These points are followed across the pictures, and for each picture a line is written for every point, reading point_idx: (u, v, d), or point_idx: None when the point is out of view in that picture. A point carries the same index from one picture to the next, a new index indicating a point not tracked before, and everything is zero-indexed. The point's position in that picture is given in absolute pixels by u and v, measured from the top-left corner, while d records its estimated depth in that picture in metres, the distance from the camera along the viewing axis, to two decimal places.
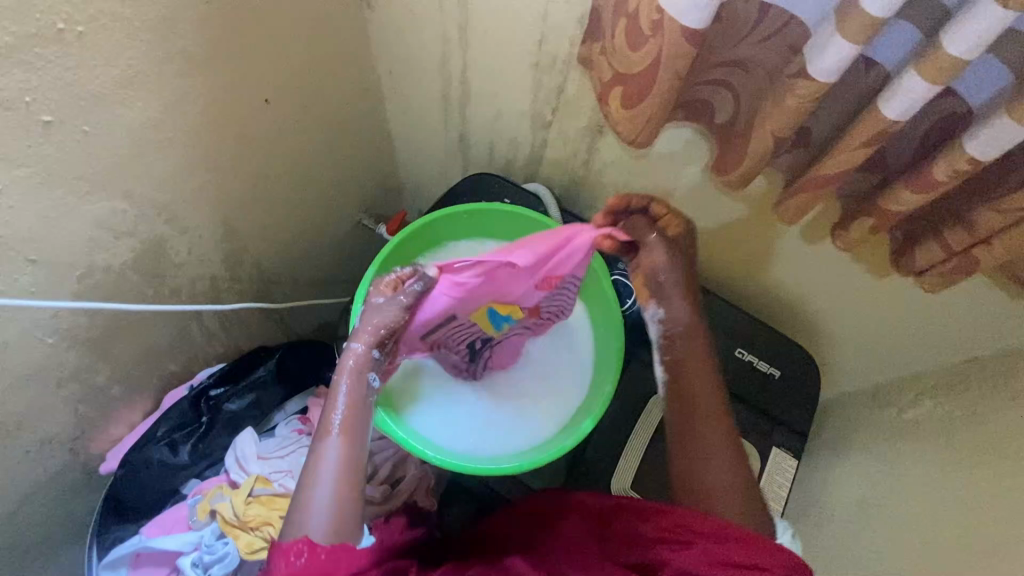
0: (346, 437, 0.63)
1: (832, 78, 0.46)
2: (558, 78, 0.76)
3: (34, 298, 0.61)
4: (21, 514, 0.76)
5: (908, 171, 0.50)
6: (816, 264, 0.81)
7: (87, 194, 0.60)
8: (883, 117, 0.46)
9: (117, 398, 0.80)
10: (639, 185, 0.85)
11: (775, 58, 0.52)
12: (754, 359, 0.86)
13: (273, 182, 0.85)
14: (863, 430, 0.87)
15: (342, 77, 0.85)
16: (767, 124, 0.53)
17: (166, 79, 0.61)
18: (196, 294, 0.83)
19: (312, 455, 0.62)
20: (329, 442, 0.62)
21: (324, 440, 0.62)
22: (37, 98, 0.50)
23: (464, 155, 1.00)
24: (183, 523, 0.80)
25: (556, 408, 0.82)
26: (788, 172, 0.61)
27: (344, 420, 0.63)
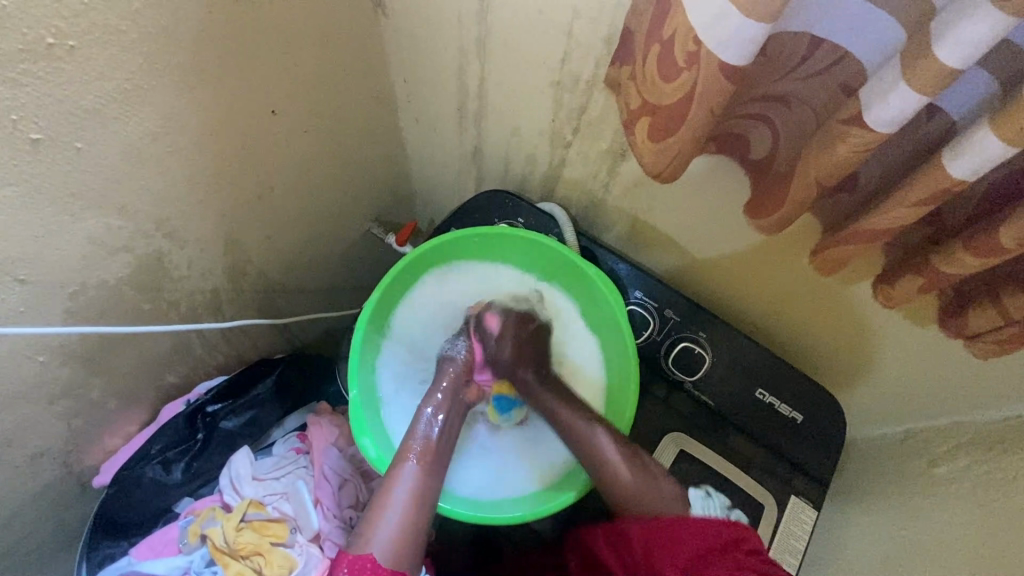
0: (424, 462, 0.70)
1: (890, 129, 0.41)
2: (581, 98, 0.71)
3: (25, 317, 0.59)
4: (11, 527, 0.74)
5: (969, 231, 0.45)
6: (847, 305, 0.75)
7: (80, 211, 0.57)
8: (947, 176, 0.41)
9: (112, 411, 0.78)
10: (661, 210, 0.80)
11: (823, 97, 0.47)
12: (775, 402, 0.80)
13: (279, 193, 0.82)
14: (887, 480, 0.81)
15: (354, 86, 0.81)
16: (810, 170, 0.48)
17: (166, 92, 0.57)
18: (195, 307, 0.80)
19: (388, 477, 0.69)
20: (406, 465, 0.70)
21: (403, 463, 0.70)
22: (25, 115, 0.47)
23: (479, 168, 0.95)
24: (173, 545, 0.78)
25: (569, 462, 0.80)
26: (832, 216, 0.56)
27: (421, 452, 0.71)
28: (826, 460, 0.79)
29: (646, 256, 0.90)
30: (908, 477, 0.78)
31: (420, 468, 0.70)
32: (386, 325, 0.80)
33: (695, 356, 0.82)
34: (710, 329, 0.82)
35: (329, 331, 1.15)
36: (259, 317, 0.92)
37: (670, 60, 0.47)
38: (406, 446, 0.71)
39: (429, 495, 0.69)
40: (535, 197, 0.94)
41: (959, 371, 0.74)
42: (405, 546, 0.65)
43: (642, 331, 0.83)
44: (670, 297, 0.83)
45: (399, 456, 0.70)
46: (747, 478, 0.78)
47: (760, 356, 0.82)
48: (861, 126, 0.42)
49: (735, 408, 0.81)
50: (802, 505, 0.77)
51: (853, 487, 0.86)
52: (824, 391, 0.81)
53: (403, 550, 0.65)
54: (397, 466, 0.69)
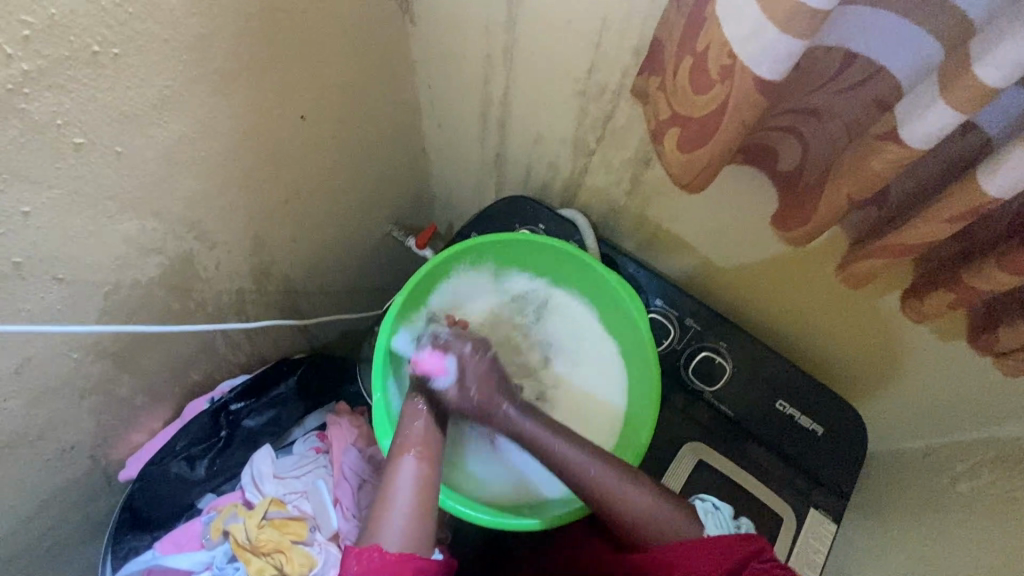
0: (422, 458, 0.69)
1: (926, 145, 0.41)
2: (606, 107, 0.72)
3: (61, 315, 0.60)
4: (41, 518, 0.76)
5: (1001, 248, 0.45)
6: (871, 318, 0.75)
7: (117, 213, 0.59)
8: (981, 192, 0.41)
9: (139, 407, 0.80)
10: (683, 219, 0.80)
11: (855, 111, 0.47)
12: (795, 413, 0.80)
13: (305, 197, 0.83)
14: (907, 494, 0.81)
15: (380, 92, 0.83)
16: (842, 185, 0.48)
17: (202, 98, 0.59)
18: (221, 307, 0.81)
19: (387, 473, 0.67)
20: (404, 460, 0.68)
21: (399, 458, 0.68)
22: (69, 121, 0.49)
23: (500, 174, 0.96)
24: (195, 540, 0.79)
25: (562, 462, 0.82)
26: (860, 230, 0.56)
27: (417, 447, 0.69)
28: (846, 473, 0.78)
29: (666, 264, 0.90)
30: (930, 492, 0.77)
31: (418, 459, 0.68)
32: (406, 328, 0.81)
33: (715, 365, 0.82)
34: (730, 339, 0.82)
35: (348, 332, 1.16)
36: (282, 318, 0.93)
37: (702, 73, 0.47)
38: (402, 443, 0.69)
39: (432, 490, 0.67)
40: (555, 203, 0.94)
41: (987, 385, 0.73)
42: (416, 533, 0.63)
43: (662, 339, 0.83)
44: (691, 306, 0.83)
45: (396, 454, 0.68)
46: (766, 489, 0.78)
47: (780, 367, 0.81)
48: (896, 142, 0.42)
49: (755, 419, 0.80)
50: (821, 519, 0.76)
51: (873, 502, 0.85)
52: (846, 404, 0.80)
53: (411, 546, 0.62)
54: (394, 465, 0.67)
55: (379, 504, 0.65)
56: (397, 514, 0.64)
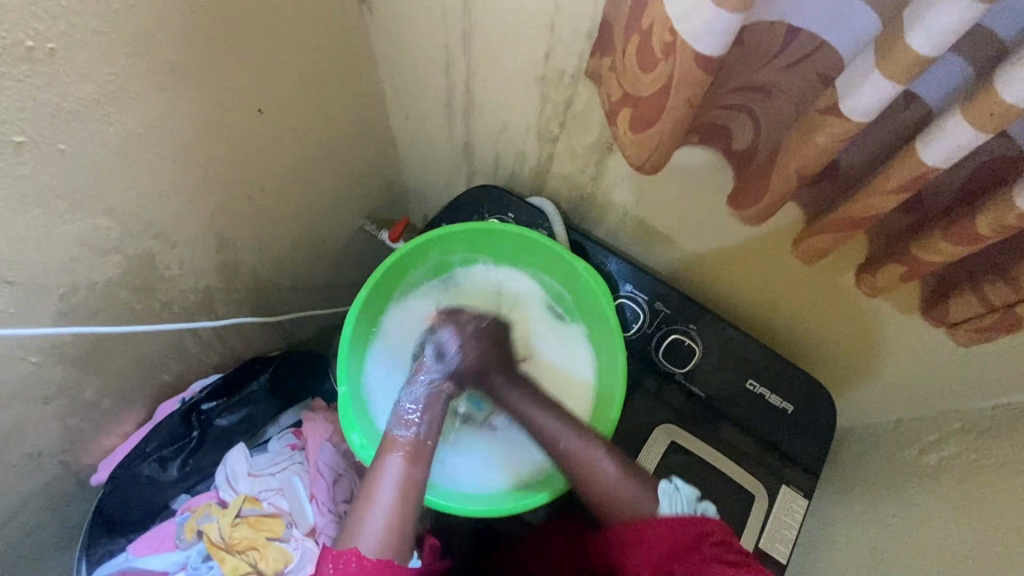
0: (408, 461, 0.69)
1: (866, 117, 0.41)
2: (566, 92, 0.71)
3: (15, 317, 0.59)
4: (9, 525, 0.75)
5: (946, 219, 0.45)
6: (837, 295, 0.75)
7: (66, 213, 0.58)
8: (921, 163, 0.41)
9: (106, 410, 0.79)
10: (649, 203, 0.80)
11: (801, 87, 0.47)
12: (765, 392, 0.81)
13: (269, 193, 0.83)
14: (879, 469, 0.82)
15: (342, 83, 0.82)
16: (790, 160, 0.48)
17: (149, 91, 0.57)
18: (188, 306, 0.80)
19: (373, 472, 0.67)
20: (392, 458, 0.68)
21: (388, 458, 0.68)
22: (6, 118, 0.48)
23: (469, 164, 0.96)
24: (170, 541, 0.79)
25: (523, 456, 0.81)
26: (814, 206, 0.56)
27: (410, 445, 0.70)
28: (816, 449, 0.79)
29: (636, 249, 0.90)
30: (900, 466, 0.78)
31: (405, 463, 0.68)
32: (372, 325, 0.80)
33: (686, 347, 0.82)
34: (701, 321, 0.83)
35: (325, 329, 1.15)
36: (253, 315, 0.93)
37: (648, 52, 0.47)
38: (390, 441, 0.70)
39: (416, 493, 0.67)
40: (525, 192, 0.94)
41: (952, 361, 0.74)
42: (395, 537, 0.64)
43: (633, 324, 0.84)
44: (660, 290, 0.83)
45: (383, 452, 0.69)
46: (738, 469, 0.79)
47: (750, 347, 0.82)
48: (838, 115, 0.42)
49: (726, 399, 0.81)
50: (793, 495, 0.77)
51: (847, 479, 0.87)
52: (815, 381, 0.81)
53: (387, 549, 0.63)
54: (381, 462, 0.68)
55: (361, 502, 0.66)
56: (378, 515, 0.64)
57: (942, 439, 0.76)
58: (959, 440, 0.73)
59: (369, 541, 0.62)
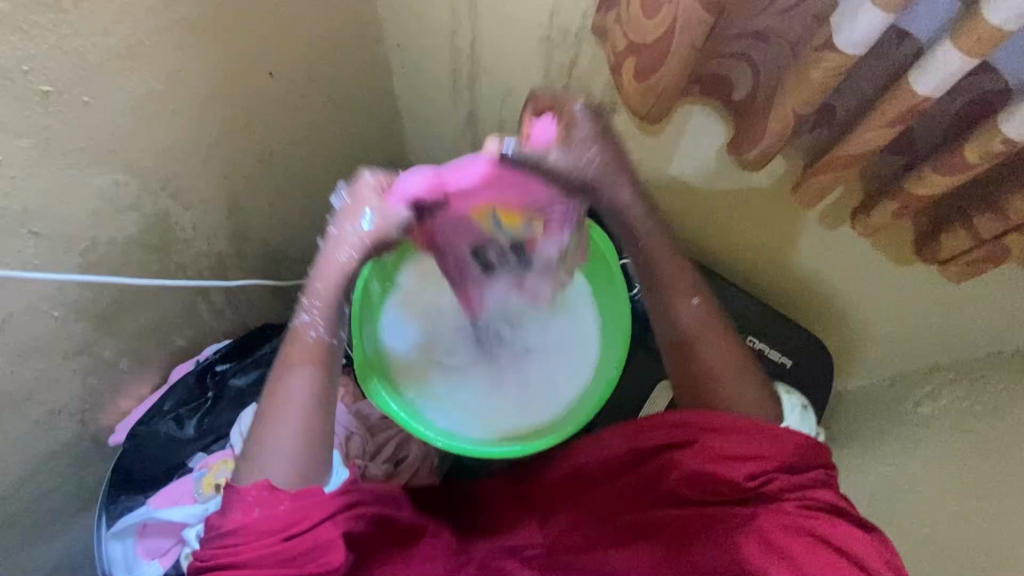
0: (313, 368, 0.58)
1: (860, 49, 0.43)
2: (571, 52, 0.73)
3: (39, 269, 0.61)
4: (31, 482, 0.77)
5: (937, 153, 0.48)
6: (834, 250, 0.77)
7: (89, 167, 0.59)
8: (914, 94, 0.43)
9: (125, 370, 0.81)
10: (650, 165, 0.82)
11: (798, 30, 0.49)
12: (765, 347, 0.83)
13: (280, 160, 0.85)
14: (876, 423, 0.84)
15: (351, 51, 0.84)
16: (787, 100, 0.50)
17: (167, 48, 0.59)
18: (202, 270, 0.82)
19: (275, 379, 0.58)
20: (293, 377, 0.58)
21: (287, 370, 0.58)
22: (34, 67, 0.50)
23: (474, 133, 0.98)
24: (189, 495, 0.80)
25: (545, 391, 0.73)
26: (811, 153, 0.58)
27: (310, 349, 0.58)
28: (814, 402, 0.82)
29: None
30: (897, 420, 0.81)
31: (306, 368, 0.58)
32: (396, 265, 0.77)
33: None
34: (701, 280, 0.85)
35: None
36: (265, 281, 0.95)
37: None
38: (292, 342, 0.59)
39: (324, 406, 0.59)
40: None
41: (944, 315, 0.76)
42: (305, 462, 0.57)
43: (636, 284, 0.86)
44: None
45: (285, 356, 0.58)
46: None
47: (750, 306, 0.85)
48: (834, 49, 0.44)
49: None
50: None
51: (846, 436, 0.89)
52: (812, 337, 0.84)
53: (299, 474, 0.57)
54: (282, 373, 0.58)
55: (261, 419, 0.57)
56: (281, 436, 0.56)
57: (937, 390, 0.78)
58: (954, 390, 0.75)
59: (276, 467, 0.56)
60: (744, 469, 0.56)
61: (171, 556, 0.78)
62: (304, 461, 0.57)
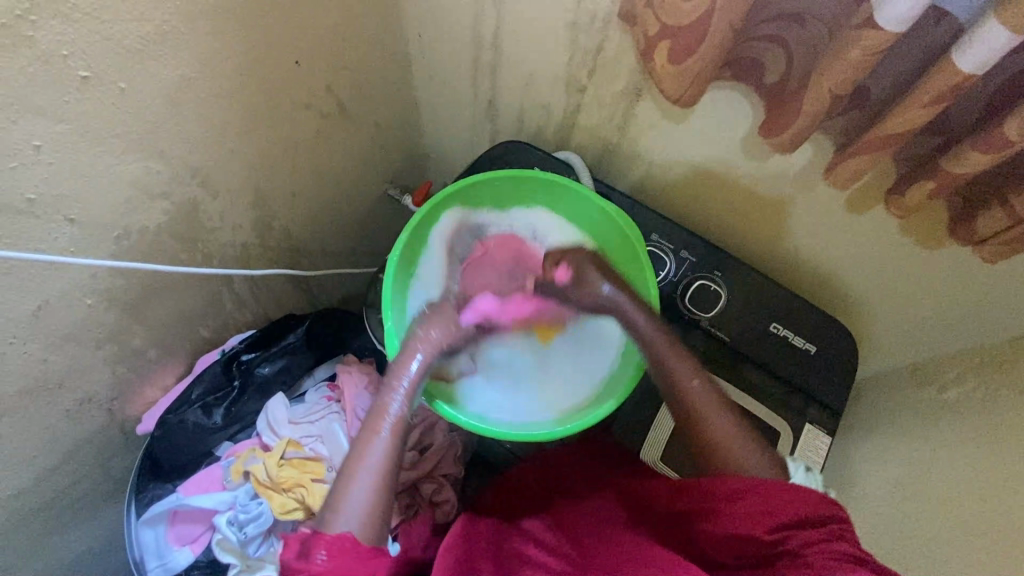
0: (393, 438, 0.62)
1: (902, 26, 0.42)
2: (596, 38, 0.73)
3: (73, 256, 0.61)
4: (62, 470, 0.78)
5: (975, 131, 0.48)
6: (860, 236, 0.77)
7: (123, 154, 0.60)
8: (957, 71, 0.43)
9: (151, 360, 0.81)
10: (674, 152, 0.83)
11: (835, 9, 0.49)
12: (789, 334, 0.83)
13: (304, 150, 0.85)
14: (901, 408, 0.85)
15: (374, 39, 0.84)
16: (824, 81, 0.49)
17: (199, 33, 0.59)
18: (227, 259, 0.83)
19: (359, 443, 0.62)
20: (376, 441, 0.61)
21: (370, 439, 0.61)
22: (74, 52, 0.50)
23: (493, 122, 0.98)
24: (218, 483, 0.81)
25: (563, 388, 0.77)
26: (843, 136, 0.58)
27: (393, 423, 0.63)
28: (839, 388, 0.82)
29: (660, 203, 0.93)
30: (922, 406, 0.81)
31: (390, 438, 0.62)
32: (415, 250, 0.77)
33: (711, 292, 0.85)
34: (724, 268, 0.86)
35: (351, 293, 1.18)
36: (287, 271, 0.95)
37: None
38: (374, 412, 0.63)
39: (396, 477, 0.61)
40: (550, 148, 0.96)
41: (970, 302, 0.76)
42: (377, 525, 0.58)
43: (659, 271, 0.86)
44: (685, 240, 0.86)
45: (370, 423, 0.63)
46: (765, 408, 0.81)
47: (772, 293, 0.85)
48: (873, 28, 0.43)
49: (751, 343, 0.84)
50: (818, 433, 0.80)
51: (869, 423, 0.89)
52: (836, 323, 0.84)
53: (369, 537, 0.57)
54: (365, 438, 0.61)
55: (344, 476, 0.59)
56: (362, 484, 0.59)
57: (962, 375, 0.78)
58: (980, 375, 0.75)
59: (351, 522, 0.56)
60: (755, 525, 0.56)
61: (201, 543, 0.80)
62: (375, 524, 0.58)
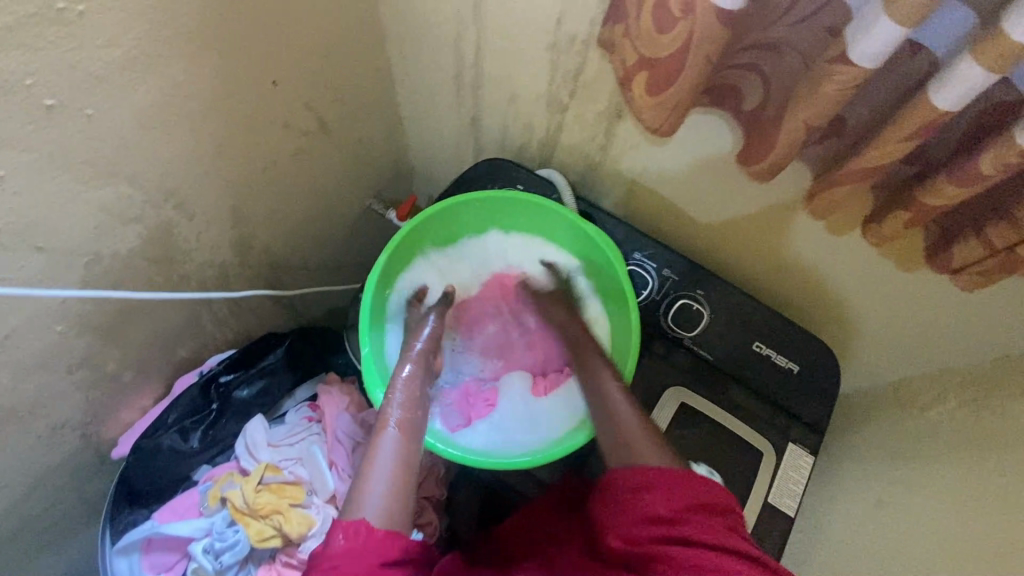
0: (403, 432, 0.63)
1: (874, 63, 0.42)
2: (576, 60, 0.73)
3: (41, 285, 0.60)
4: (34, 498, 0.76)
5: (951, 164, 0.48)
6: (841, 257, 0.78)
7: (92, 180, 0.59)
8: (933, 108, 0.43)
9: (127, 383, 0.80)
10: (656, 172, 0.82)
11: (811, 41, 0.49)
12: (772, 354, 0.83)
13: (283, 168, 0.84)
14: (883, 426, 0.85)
15: (355, 57, 0.83)
16: (799, 113, 0.49)
17: (170, 57, 0.58)
18: (205, 280, 0.82)
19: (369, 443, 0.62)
20: (387, 433, 0.62)
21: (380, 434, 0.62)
22: (37, 80, 0.49)
23: (477, 139, 0.97)
24: (195, 509, 0.80)
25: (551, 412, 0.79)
26: (821, 164, 0.58)
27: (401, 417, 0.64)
28: (821, 407, 0.82)
29: (643, 220, 0.92)
30: (904, 424, 0.81)
31: (400, 436, 0.62)
32: (391, 280, 0.80)
33: (694, 312, 0.84)
34: (708, 287, 0.85)
35: (335, 308, 1.17)
36: (267, 290, 0.94)
37: (664, 15, 0.48)
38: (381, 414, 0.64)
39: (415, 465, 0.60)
40: (533, 165, 0.95)
41: (951, 322, 0.76)
42: (402, 508, 0.57)
43: (642, 290, 0.86)
44: (668, 258, 0.86)
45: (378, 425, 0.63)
46: (748, 428, 0.81)
47: (755, 311, 0.85)
48: (846, 63, 0.43)
49: (734, 362, 0.83)
50: (800, 452, 0.80)
51: (851, 439, 0.89)
52: (819, 342, 0.84)
53: (394, 522, 0.55)
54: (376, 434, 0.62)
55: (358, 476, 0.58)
56: (376, 493, 0.56)
57: (943, 395, 0.78)
58: (960, 395, 0.75)
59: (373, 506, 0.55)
60: None
61: (177, 571, 0.79)
62: (400, 506, 0.56)
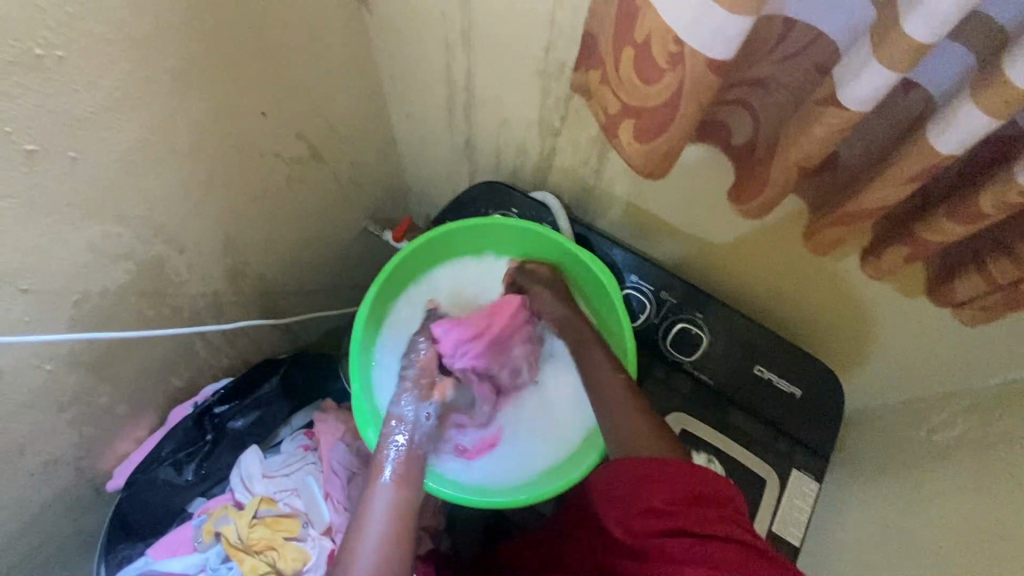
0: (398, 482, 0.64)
1: (863, 106, 0.41)
2: (567, 86, 0.72)
3: (28, 328, 0.59)
4: (30, 535, 0.76)
5: (951, 200, 0.46)
6: (842, 278, 0.76)
7: (77, 221, 0.58)
8: (936, 151, 0.41)
9: (120, 417, 0.79)
10: (651, 194, 0.81)
11: (801, 77, 0.48)
12: (774, 377, 0.81)
13: (275, 195, 0.83)
14: (891, 448, 0.82)
15: (345, 81, 0.82)
16: (790, 153, 0.48)
17: (153, 95, 0.57)
18: (198, 311, 0.81)
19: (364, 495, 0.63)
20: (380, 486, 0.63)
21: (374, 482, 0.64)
22: (17, 127, 0.48)
23: (470, 160, 0.96)
24: (188, 544, 0.80)
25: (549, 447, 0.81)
26: (819, 197, 0.57)
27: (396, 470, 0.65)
28: (825, 433, 0.80)
29: (640, 240, 0.91)
30: (910, 447, 0.79)
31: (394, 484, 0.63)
32: (386, 306, 0.81)
33: (693, 336, 0.83)
34: (707, 309, 0.83)
35: (332, 329, 1.16)
36: (263, 317, 0.94)
37: (648, 58, 0.47)
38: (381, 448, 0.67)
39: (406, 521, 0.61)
40: (527, 185, 0.94)
41: (959, 342, 0.74)
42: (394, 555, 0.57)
43: (639, 315, 0.84)
44: (666, 280, 0.84)
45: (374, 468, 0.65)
46: (750, 454, 0.79)
47: (755, 334, 0.83)
48: (837, 105, 0.42)
49: (735, 387, 0.82)
50: (804, 478, 0.78)
51: (858, 461, 0.87)
52: (821, 364, 0.82)
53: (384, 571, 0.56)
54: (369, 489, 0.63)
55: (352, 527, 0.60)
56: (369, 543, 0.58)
57: (952, 418, 0.76)
58: (969, 418, 0.73)
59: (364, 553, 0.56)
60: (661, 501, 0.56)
61: None
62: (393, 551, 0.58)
